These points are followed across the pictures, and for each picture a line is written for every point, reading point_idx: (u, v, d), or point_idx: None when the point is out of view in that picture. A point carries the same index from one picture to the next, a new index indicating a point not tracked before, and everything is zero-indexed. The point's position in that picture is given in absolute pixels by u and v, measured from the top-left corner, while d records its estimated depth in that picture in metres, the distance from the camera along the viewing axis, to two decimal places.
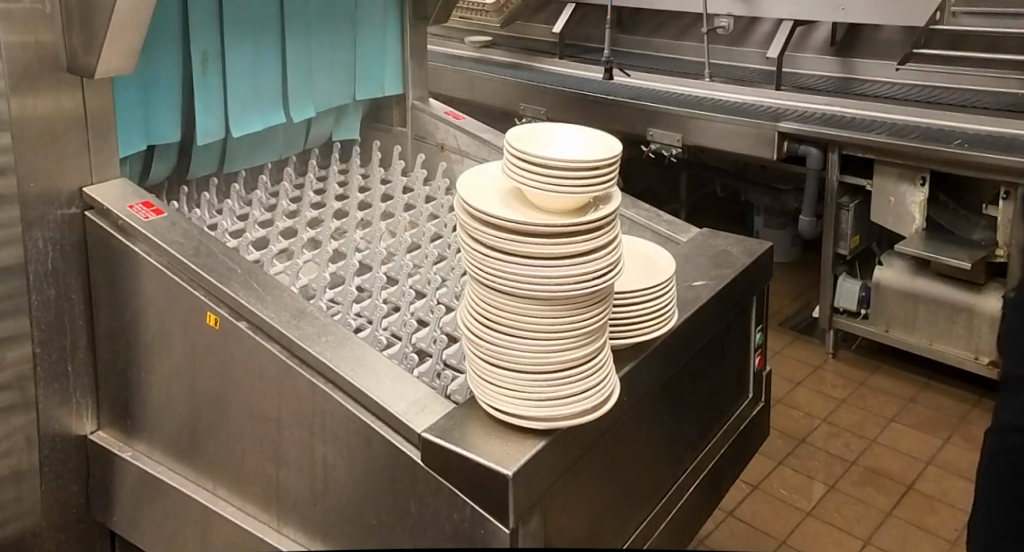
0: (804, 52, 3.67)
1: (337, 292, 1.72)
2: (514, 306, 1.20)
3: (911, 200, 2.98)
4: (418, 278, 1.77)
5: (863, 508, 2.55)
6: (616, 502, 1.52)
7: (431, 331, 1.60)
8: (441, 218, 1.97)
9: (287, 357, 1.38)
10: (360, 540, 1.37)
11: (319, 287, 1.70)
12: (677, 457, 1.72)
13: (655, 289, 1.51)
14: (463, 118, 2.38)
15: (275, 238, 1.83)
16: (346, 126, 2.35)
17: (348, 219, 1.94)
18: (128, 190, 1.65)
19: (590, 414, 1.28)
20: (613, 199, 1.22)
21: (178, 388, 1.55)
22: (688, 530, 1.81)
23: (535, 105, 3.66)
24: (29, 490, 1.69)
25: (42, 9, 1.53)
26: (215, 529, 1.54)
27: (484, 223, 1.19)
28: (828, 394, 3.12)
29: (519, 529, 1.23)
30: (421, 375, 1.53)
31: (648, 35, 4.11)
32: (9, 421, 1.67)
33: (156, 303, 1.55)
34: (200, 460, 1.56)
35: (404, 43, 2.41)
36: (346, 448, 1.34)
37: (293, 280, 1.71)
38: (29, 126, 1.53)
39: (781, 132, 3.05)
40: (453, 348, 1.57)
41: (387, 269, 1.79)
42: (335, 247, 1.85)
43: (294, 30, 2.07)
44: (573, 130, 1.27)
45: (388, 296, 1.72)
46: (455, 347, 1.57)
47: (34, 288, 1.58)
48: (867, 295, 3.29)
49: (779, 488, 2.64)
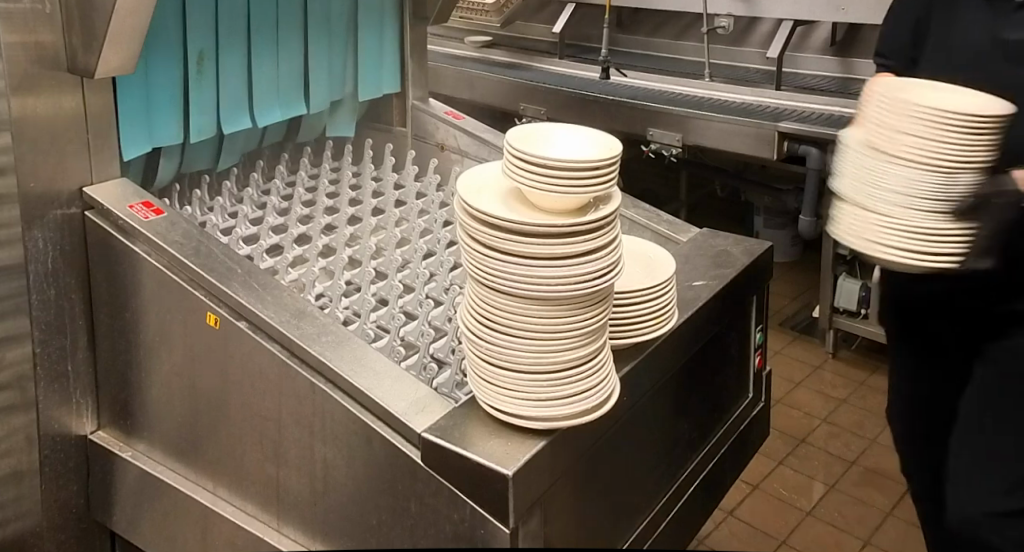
0: (803, 52, 3.66)
1: (327, 286, 1.73)
2: (514, 307, 1.20)
3: None
4: (409, 273, 1.78)
5: (863, 508, 2.55)
6: (616, 503, 1.52)
7: (420, 324, 1.61)
8: (433, 214, 1.97)
9: (287, 357, 1.38)
10: (360, 540, 1.37)
11: (309, 281, 1.71)
12: (677, 457, 1.72)
13: (655, 288, 1.51)
14: (463, 118, 2.38)
15: (266, 234, 1.83)
16: (341, 122, 2.33)
17: (341, 216, 1.94)
18: (128, 190, 1.65)
19: (590, 414, 1.28)
20: (614, 200, 1.22)
21: (178, 388, 1.55)
22: (688, 530, 1.81)
23: (535, 105, 3.66)
24: (29, 490, 1.69)
25: (42, 9, 1.53)
26: (215, 529, 1.54)
27: (484, 223, 1.18)
28: (828, 394, 3.12)
29: (519, 530, 1.23)
30: (408, 368, 1.54)
31: (648, 35, 4.11)
32: (9, 421, 1.67)
33: (156, 303, 1.55)
34: (199, 460, 1.57)
35: (404, 43, 2.41)
36: (346, 448, 1.34)
37: (283, 274, 1.72)
38: (30, 126, 1.53)
39: (781, 132, 3.04)
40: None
41: (386, 268, 1.79)
42: (326, 243, 1.86)
43: (291, 30, 2.08)
44: (573, 130, 1.27)
45: (377, 291, 1.73)
46: (442, 342, 1.59)
47: (34, 288, 1.58)
48: (868, 296, 3.29)
49: (779, 488, 2.63)
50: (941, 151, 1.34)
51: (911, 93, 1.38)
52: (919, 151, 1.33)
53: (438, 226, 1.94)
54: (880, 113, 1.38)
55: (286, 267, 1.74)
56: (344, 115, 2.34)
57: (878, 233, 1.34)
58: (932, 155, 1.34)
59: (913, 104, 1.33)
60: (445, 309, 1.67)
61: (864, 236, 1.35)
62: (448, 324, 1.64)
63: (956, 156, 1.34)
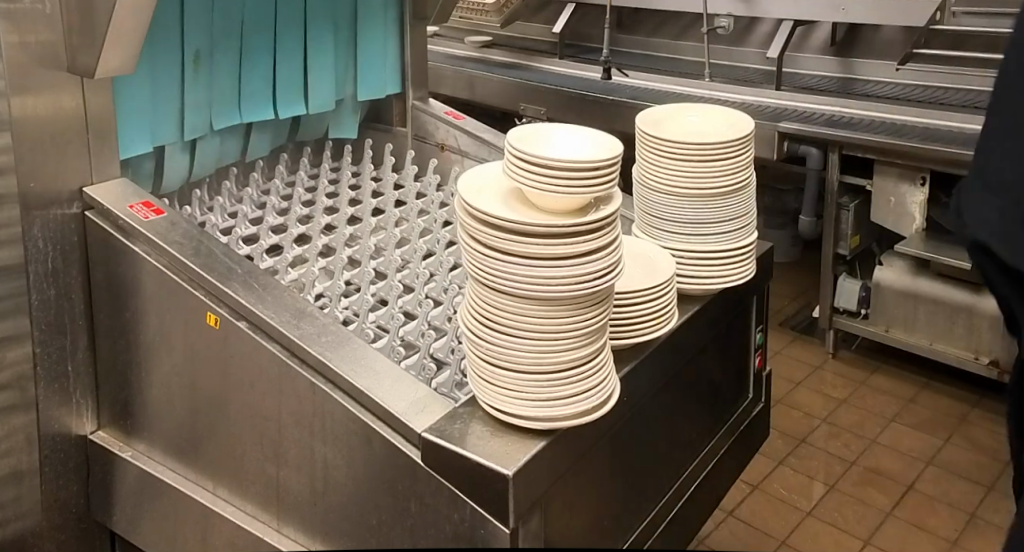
0: (804, 52, 3.75)
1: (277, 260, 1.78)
2: (514, 307, 1.20)
3: (912, 200, 3.02)
4: (357, 249, 1.83)
5: (864, 508, 2.59)
6: (615, 503, 1.51)
7: (363, 295, 1.69)
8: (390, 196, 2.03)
9: (287, 357, 1.38)
10: (360, 539, 1.37)
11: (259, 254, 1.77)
12: (677, 457, 1.72)
13: (656, 289, 1.51)
14: (463, 118, 2.36)
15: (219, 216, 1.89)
16: (345, 125, 2.34)
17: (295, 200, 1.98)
18: (127, 190, 1.65)
19: (591, 414, 1.28)
20: (615, 200, 1.22)
21: (178, 388, 1.55)
22: (688, 531, 1.80)
23: (535, 105, 3.66)
24: (29, 490, 1.70)
25: (42, 9, 1.53)
26: (215, 529, 1.54)
27: (484, 223, 1.19)
28: (827, 394, 3.17)
29: (519, 530, 1.23)
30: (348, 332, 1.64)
31: (648, 34, 4.11)
32: (9, 421, 1.68)
33: (156, 303, 1.55)
34: (199, 461, 1.57)
35: (404, 42, 2.39)
36: (346, 448, 1.34)
37: (236, 247, 1.79)
38: (28, 126, 1.53)
39: (781, 132, 3.11)
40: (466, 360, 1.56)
41: (352, 252, 1.82)
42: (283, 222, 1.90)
43: (291, 29, 2.08)
44: (572, 131, 1.28)
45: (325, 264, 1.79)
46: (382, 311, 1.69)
47: (34, 288, 1.58)
48: (867, 296, 3.32)
49: (778, 487, 2.68)
50: (650, 152, 1.67)
51: (655, 120, 1.72)
52: (646, 158, 1.69)
53: (391, 208, 1.99)
54: (639, 147, 1.72)
55: (236, 241, 1.81)
56: (345, 115, 2.34)
57: (653, 231, 1.72)
58: (648, 157, 1.68)
59: (634, 129, 1.70)
60: (387, 281, 1.74)
61: (637, 236, 1.75)
62: (389, 295, 1.71)
63: (661, 152, 1.65)
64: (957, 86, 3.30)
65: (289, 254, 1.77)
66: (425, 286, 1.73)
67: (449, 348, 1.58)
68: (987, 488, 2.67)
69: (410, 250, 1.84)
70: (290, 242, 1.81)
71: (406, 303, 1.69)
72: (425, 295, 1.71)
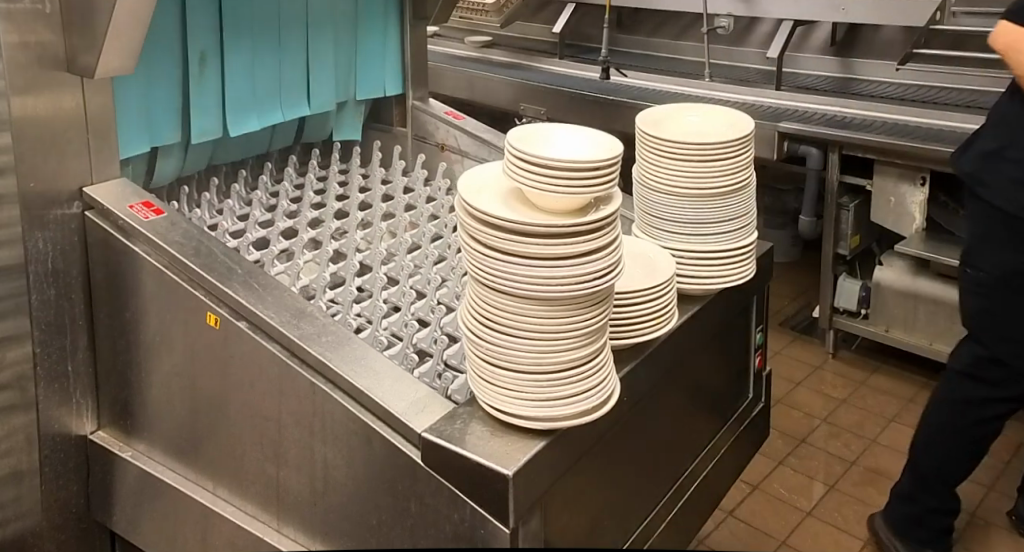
0: (803, 52, 3.75)
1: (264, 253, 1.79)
2: (514, 307, 1.20)
3: (912, 199, 3.02)
4: (343, 241, 1.85)
5: (864, 508, 2.59)
6: (616, 502, 1.51)
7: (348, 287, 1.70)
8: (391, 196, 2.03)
9: (287, 357, 1.38)
10: (360, 539, 1.37)
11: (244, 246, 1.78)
12: (677, 457, 1.72)
13: (656, 289, 1.51)
14: (463, 118, 2.36)
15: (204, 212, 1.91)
16: (345, 126, 2.35)
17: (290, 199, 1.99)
18: (128, 190, 1.65)
19: (590, 415, 1.28)
20: (614, 200, 1.22)
21: (178, 388, 1.55)
22: (688, 530, 1.80)
23: (536, 105, 3.66)
24: (29, 490, 1.70)
25: (42, 9, 1.53)
26: (215, 529, 1.54)
27: (484, 223, 1.19)
28: (828, 394, 3.17)
29: (520, 530, 1.23)
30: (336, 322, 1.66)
31: (648, 34, 4.11)
32: (9, 421, 1.68)
33: (155, 303, 1.55)
34: (200, 461, 1.57)
35: (404, 43, 2.39)
36: (346, 448, 1.34)
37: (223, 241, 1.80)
38: (30, 126, 1.53)
39: (781, 132, 3.11)
40: (453, 348, 1.56)
41: (339, 246, 1.84)
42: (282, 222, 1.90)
43: (292, 29, 2.08)
44: (572, 131, 1.28)
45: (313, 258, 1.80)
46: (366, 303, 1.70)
47: (34, 288, 1.58)
48: (867, 295, 3.32)
49: (778, 487, 2.68)
50: (649, 152, 1.67)
51: (655, 120, 1.72)
52: (645, 157, 1.69)
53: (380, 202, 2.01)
54: (639, 147, 1.72)
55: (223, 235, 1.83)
56: (345, 116, 2.34)
57: (653, 232, 1.72)
58: (648, 157, 1.68)
59: (634, 128, 1.70)
60: (372, 274, 1.75)
61: (637, 236, 1.75)
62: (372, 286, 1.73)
63: (660, 152, 1.65)
64: (956, 86, 3.30)
65: (276, 248, 1.79)
66: (410, 279, 1.74)
67: (432, 338, 1.59)
68: (987, 489, 2.68)
69: (396, 243, 1.86)
70: (276, 235, 1.82)
71: (390, 295, 1.70)
72: (410, 287, 1.73)
